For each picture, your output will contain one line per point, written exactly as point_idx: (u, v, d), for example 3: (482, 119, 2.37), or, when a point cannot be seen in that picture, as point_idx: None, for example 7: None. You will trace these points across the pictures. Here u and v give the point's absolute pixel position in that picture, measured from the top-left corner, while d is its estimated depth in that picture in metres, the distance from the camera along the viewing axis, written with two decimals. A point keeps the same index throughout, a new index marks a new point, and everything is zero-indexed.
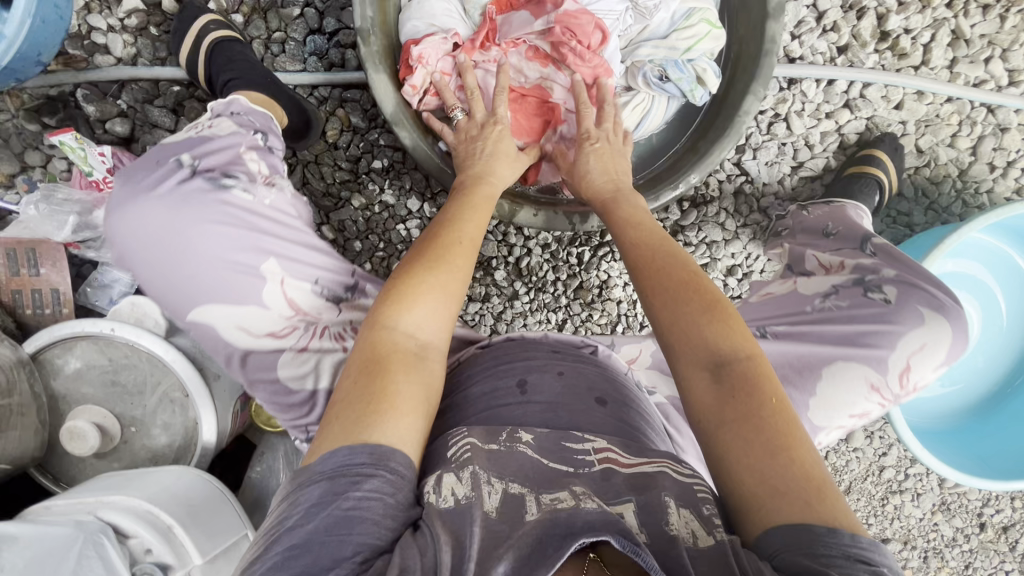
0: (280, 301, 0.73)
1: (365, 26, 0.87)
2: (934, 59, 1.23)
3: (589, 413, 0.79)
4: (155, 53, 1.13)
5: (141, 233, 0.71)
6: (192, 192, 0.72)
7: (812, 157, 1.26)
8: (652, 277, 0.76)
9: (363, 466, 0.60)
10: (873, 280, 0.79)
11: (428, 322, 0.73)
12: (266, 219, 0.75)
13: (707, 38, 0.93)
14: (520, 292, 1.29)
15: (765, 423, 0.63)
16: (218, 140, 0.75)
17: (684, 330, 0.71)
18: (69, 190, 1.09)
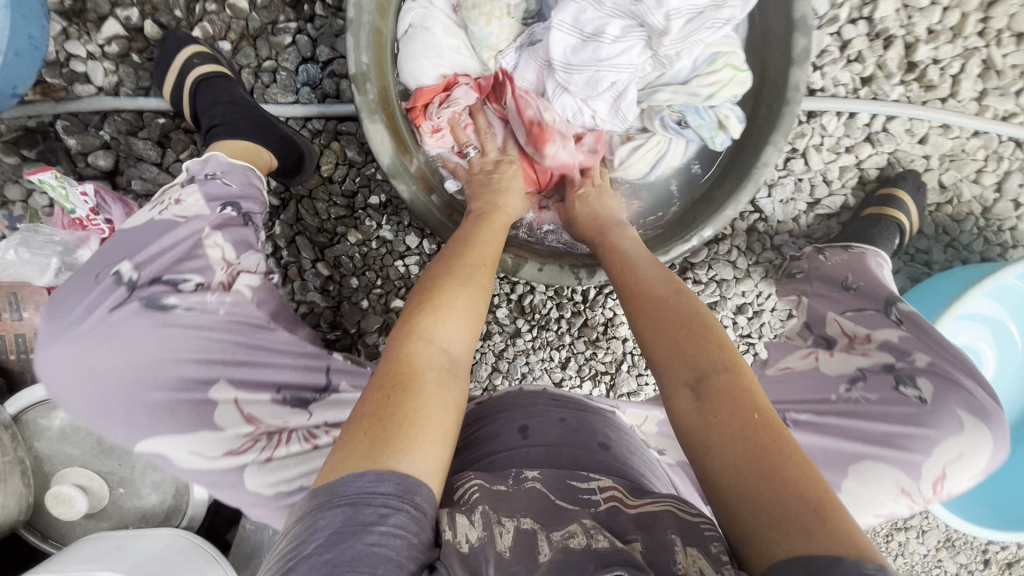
0: (237, 418, 0.69)
1: (359, 72, 0.82)
2: (962, 92, 1.17)
3: (592, 456, 0.78)
4: (138, 82, 1.07)
5: (80, 363, 0.66)
6: (130, 318, 0.67)
7: (829, 194, 1.20)
8: (646, 300, 0.78)
9: (390, 499, 0.53)
10: (905, 371, 0.75)
11: (456, 339, 0.71)
12: (223, 324, 0.71)
13: (732, 83, 0.85)
14: (522, 329, 1.25)
15: (741, 434, 0.61)
16: (171, 232, 0.71)
17: (671, 347, 0.71)
18: (51, 230, 1.04)
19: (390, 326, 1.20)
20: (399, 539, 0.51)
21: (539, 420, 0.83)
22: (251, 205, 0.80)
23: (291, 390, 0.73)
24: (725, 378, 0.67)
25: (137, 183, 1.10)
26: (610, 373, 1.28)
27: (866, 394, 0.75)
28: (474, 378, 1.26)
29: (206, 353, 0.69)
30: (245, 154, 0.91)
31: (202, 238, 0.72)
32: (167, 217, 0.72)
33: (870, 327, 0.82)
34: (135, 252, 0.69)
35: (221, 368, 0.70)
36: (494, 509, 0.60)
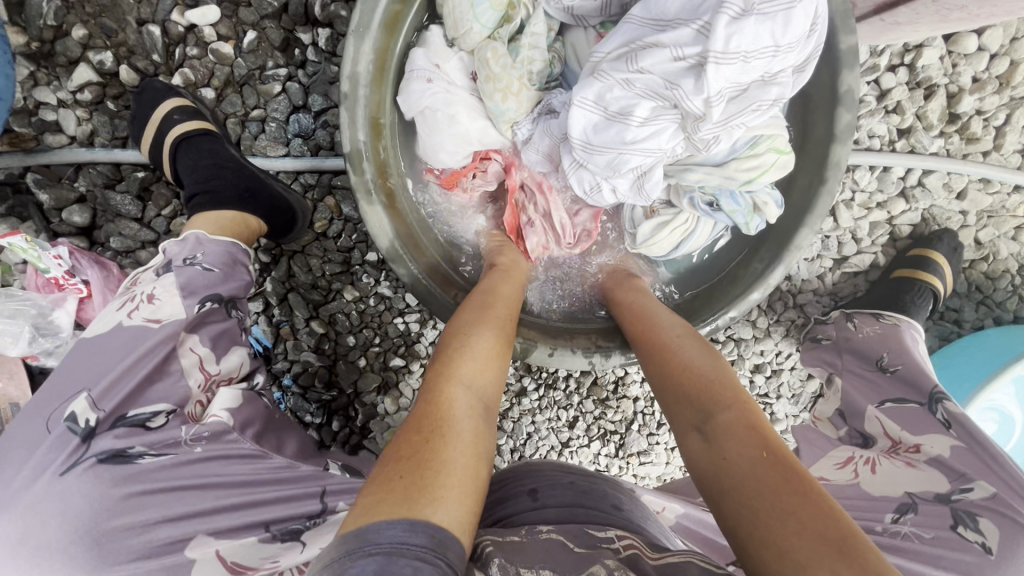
0: (221, 571, 0.66)
1: (354, 153, 0.75)
2: (1007, 144, 1.08)
3: (607, 514, 0.73)
4: (114, 132, 0.99)
5: (24, 534, 0.61)
6: (83, 478, 0.64)
7: (858, 252, 1.13)
8: (660, 345, 0.76)
9: (422, 551, 0.47)
10: (962, 507, 0.70)
11: (484, 377, 0.67)
12: (198, 465, 0.70)
13: (773, 168, 0.78)
14: (528, 388, 1.18)
15: (746, 470, 0.58)
16: (139, 349, 0.70)
17: (676, 393, 0.69)
18: (23, 293, 0.96)
19: (388, 385, 1.13)
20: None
21: (548, 481, 0.77)
22: (235, 287, 0.81)
23: (280, 525, 0.72)
24: (730, 416, 0.63)
25: (116, 240, 1.02)
26: (619, 432, 1.22)
27: (918, 531, 0.70)
28: None
29: (176, 510, 0.67)
30: (231, 225, 0.87)
31: (179, 344, 0.74)
32: (138, 321, 0.73)
33: (919, 435, 0.80)
34: (93, 385, 0.68)
35: (197, 521, 0.68)
36: (512, 560, 0.56)
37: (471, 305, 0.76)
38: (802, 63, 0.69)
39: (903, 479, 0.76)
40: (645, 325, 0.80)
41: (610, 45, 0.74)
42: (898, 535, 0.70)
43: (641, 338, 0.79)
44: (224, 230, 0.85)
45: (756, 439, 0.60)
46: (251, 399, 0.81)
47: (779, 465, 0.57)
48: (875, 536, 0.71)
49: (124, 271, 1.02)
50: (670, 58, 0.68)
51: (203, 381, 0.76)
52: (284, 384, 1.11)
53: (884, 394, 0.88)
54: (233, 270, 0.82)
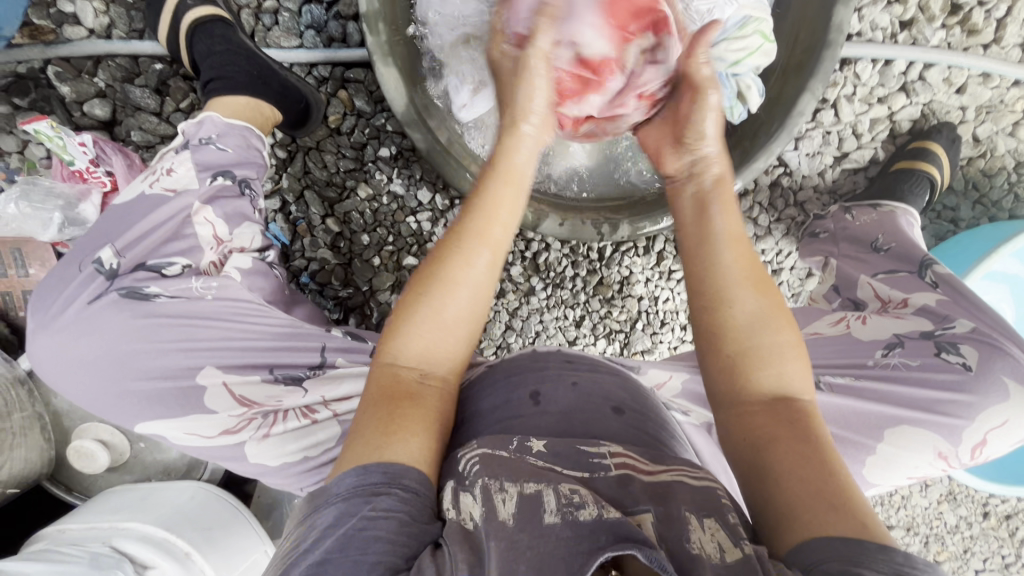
0: (229, 401, 0.69)
1: (370, 10, 0.77)
2: (1008, 37, 1.10)
3: (604, 421, 0.71)
4: (131, 24, 1.01)
5: (72, 353, 0.68)
6: (107, 308, 0.68)
7: (858, 147, 1.16)
8: (725, 290, 0.64)
9: (379, 485, 0.53)
10: (946, 338, 0.76)
11: (446, 346, 0.64)
12: (207, 309, 0.71)
13: (758, 52, 0.83)
14: (536, 288, 1.23)
15: (792, 453, 0.55)
16: (157, 212, 0.73)
17: (738, 363, 0.61)
18: (50, 182, 1.00)
19: (403, 284, 1.16)
20: (389, 520, 0.52)
21: (551, 382, 0.75)
22: (248, 168, 0.83)
23: (283, 369, 0.72)
24: (790, 403, 0.59)
25: (136, 134, 1.05)
26: (624, 331, 1.26)
27: (906, 360, 0.76)
28: (487, 335, 1.24)
29: (192, 340, 0.70)
30: (245, 109, 0.90)
31: (192, 214, 0.74)
32: (158, 190, 0.74)
33: (906, 293, 0.84)
34: (117, 236, 0.71)
35: (207, 354, 0.70)
36: (499, 475, 0.55)
37: (453, 245, 0.64)
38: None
39: (893, 324, 0.80)
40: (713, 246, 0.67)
41: None
42: (890, 367, 0.76)
43: (689, 254, 0.67)
44: (240, 114, 0.88)
45: (802, 427, 0.57)
46: (266, 272, 0.80)
47: (821, 451, 0.55)
48: (866, 369, 0.76)
49: (147, 162, 1.05)
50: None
51: (215, 245, 0.75)
52: (302, 282, 1.14)
53: (874, 267, 0.90)
54: (248, 152, 0.84)
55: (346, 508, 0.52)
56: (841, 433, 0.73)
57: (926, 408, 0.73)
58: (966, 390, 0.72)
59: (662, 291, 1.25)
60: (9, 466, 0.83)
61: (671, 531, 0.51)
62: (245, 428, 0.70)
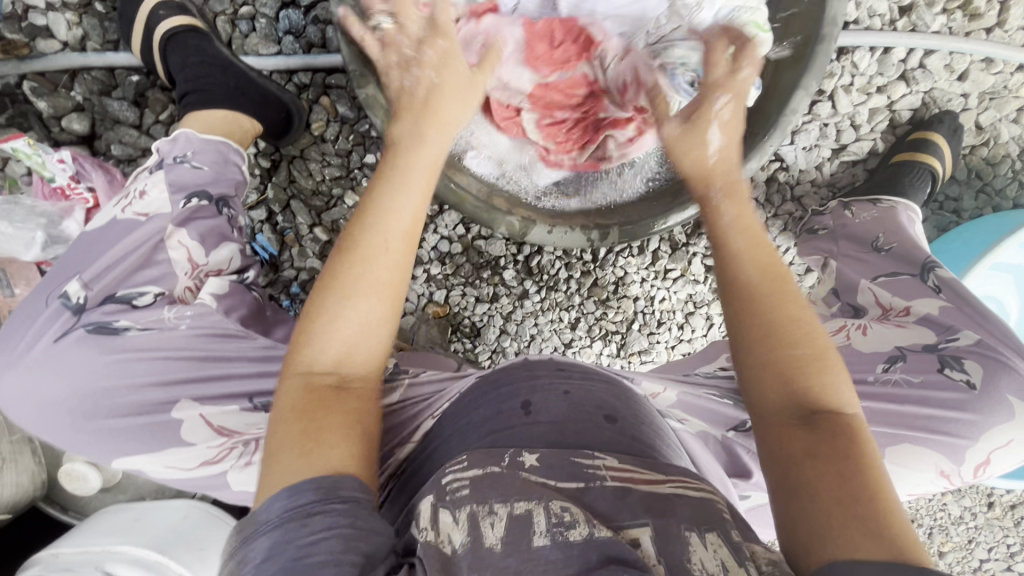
0: (208, 432, 0.69)
1: (344, 18, 0.76)
2: (1011, 20, 1.06)
3: (597, 431, 0.69)
4: (105, 35, 0.98)
5: (42, 390, 0.68)
6: (75, 345, 0.68)
7: (856, 139, 1.12)
8: (754, 291, 0.59)
9: (315, 504, 0.49)
10: (949, 352, 0.74)
11: (370, 344, 0.59)
12: (185, 339, 0.71)
13: (755, 42, 0.76)
14: (530, 291, 1.21)
15: (832, 475, 0.50)
16: (127, 240, 0.72)
17: (769, 373, 0.56)
18: (31, 201, 0.98)
19: None
20: (334, 539, 0.47)
21: (543, 391, 0.73)
22: (223, 188, 0.81)
23: (262, 398, 0.71)
24: (824, 413, 0.54)
25: (116, 148, 1.02)
26: (620, 332, 1.24)
27: (907, 376, 0.74)
28: (481, 341, 1.22)
29: (166, 376, 0.69)
30: (222, 124, 0.88)
31: (165, 238, 0.74)
32: (130, 215, 0.74)
33: (907, 299, 0.82)
34: (83, 268, 0.70)
35: (182, 387, 0.69)
36: (487, 498, 0.52)
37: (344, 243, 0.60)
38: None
39: (893, 335, 0.78)
40: (731, 248, 0.61)
41: None
42: (892, 384, 0.73)
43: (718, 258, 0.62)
44: (215, 128, 0.87)
45: (843, 443, 0.52)
46: (243, 293, 0.79)
47: (863, 473, 0.50)
48: (866, 386, 0.74)
49: (128, 177, 1.03)
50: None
51: (190, 270, 0.75)
52: (293, 292, 1.12)
53: (875, 270, 0.89)
54: (224, 169, 0.83)
55: (282, 535, 0.47)
56: None
57: (927, 426, 0.71)
58: (968, 409, 0.70)
59: (658, 291, 1.23)
60: None
61: (670, 543, 0.50)
62: (226, 457, 0.69)
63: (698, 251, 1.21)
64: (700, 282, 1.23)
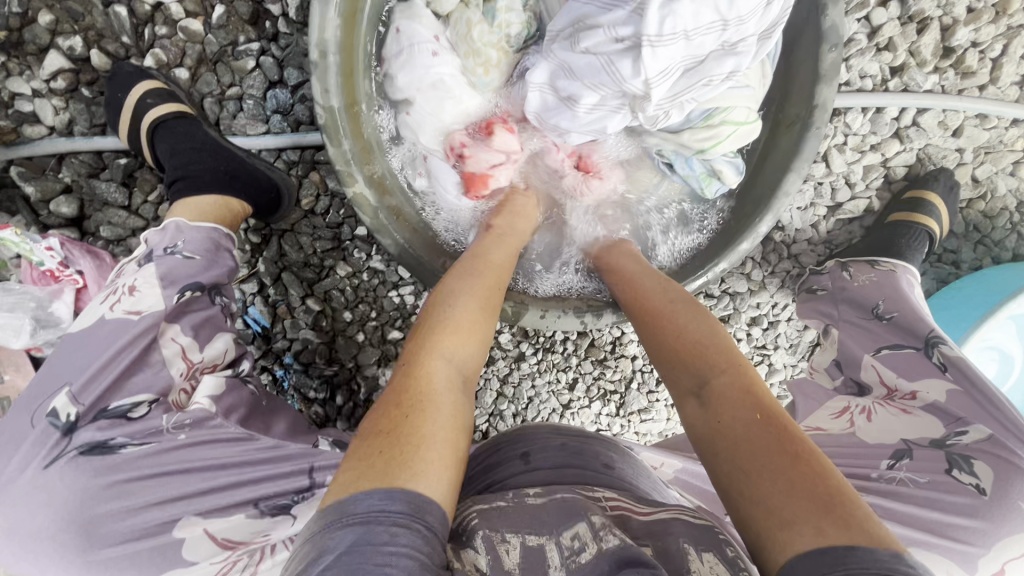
0: (212, 547, 0.66)
1: (329, 121, 0.74)
2: (1003, 77, 1.06)
3: (597, 477, 0.69)
4: (92, 119, 0.98)
5: (20, 525, 0.62)
6: (64, 471, 0.63)
7: (852, 197, 1.11)
8: (651, 312, 0.73)
9: (402, 517, 0.46)
10: (958, 450, 0.73)
11: (473, 355, 0.65)
12: (182, 451, 0.68)
13: (730, 139, 0.79)
14: (526, 353, 1.19)
15: (746, 439, 0.56)
16: (118, 344, 0.69)
17: (678, 373, 0.66)
18: (18, 286, 0.97)
19: (389, 358, 1.14)
20: (407, 559, 0.44)
21: (540, 443, 0.73)
22: (217, 274, 0.81)
23: (269, 502, 0.70)
24: (732, 384, 0.60)
25: (106, 229, 1.02)
26: (619, 392, 1.23)
27: (913, 476, 0.73)
28: (478, 404, 1.21)
29: (162, 494, 0.66)
30: (212, 210, 0.87)
31: (160, 335, 0.73)
32: (119, 314, 0.72)
33: (911, 380, 0.82)
34: (73, 380, 0.67)
35: (182, 503, 0.67)
36: (497, 527, 0.54)
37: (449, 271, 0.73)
38: (766, 30, 0.69)
39: (899, 426, 0.78)
40: (633, 289, 0.78)
41: (560, 25, 0.76)
42: (899, 482, 0.73)
43: (627, 298, 0.79)
44: (205, 217, 0.85)
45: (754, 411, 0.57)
46: (239, 386, 0.78)
47: (788, 438, 0.54)
48: (868, 483, 0.75)
49: (117, 259, 1.02)
50: (607, 39, 0.70)
51: (185, 370, 0.74)
52: (286, 362, 1.11)
53: (880, 341, 0.89)
54: (216, 256, 0.82)
55: (359, 538, 0.45)
56: None
57: None
58: (978, 516, 0.68)
59: None
60: None
61: (672, 562, 0.52)
62: (229, 572, 0.67)
63: None
64: None
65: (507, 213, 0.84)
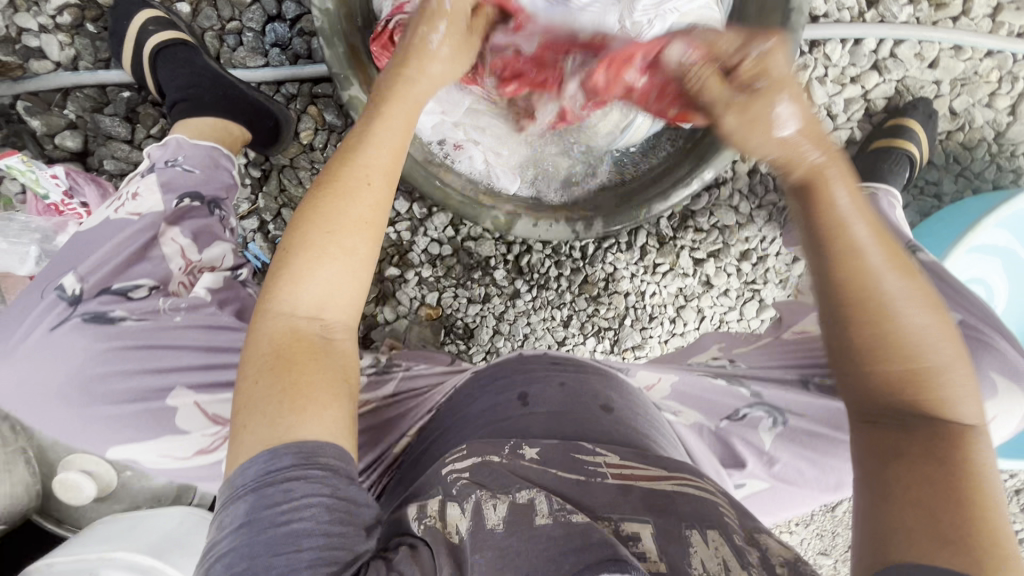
0: (202, 420, 0.68)
1: (326, 25, 0.78)
2: (975, 8, 1.10)
3: (596, 422, 0.68)
4: (96, 55, 1.01)
5: (29, 382, 0.67)
6: (70, 333, 0.67)
7: (834, 129, 1.15)
8: (880, 300, 0.50)
9: (291, 470, 0.46)
10: None
11: (345, 291, 0.55)
12: (176, 331, 0.71)
13: None
14: (521, 290, 1.22)
15: (936, 492, 0.46)
16: (122, 236, 0.73)
17: (883, 383, 0.51)
18: (26, 217, 1.00)
19: (386, 294, 1.20)
20: (317, 507, 0.46)
21: (539, 384, 0.74)
22: (215, 189, 0.83)
23: None
24: (945, 426, 0.49)
25: (109, 163, 1.05)
26: (613, 328, 1.25)
27: None
28: (475, 342, 1.23)
29: (156, 364, 0.69)
30: (211, 130, 0.90)
31: (160, 234, 0.75)
32: (123, 215, 0.75)
33: None
34: (79, 263, 0.71)
35: (177, 375, 0.69)
36: (491, 488, 0.52)
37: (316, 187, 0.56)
38: None
39: None
40: (860, 247, 0.50)
41: None
42: None
43: (816, 250, 0.52)
44: (204, 135, 0.88)
45: (953, 458, 0.48)
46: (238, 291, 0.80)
47: (966, 495, 0.46)
48: None
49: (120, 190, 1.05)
50: None
51: (184, 266, 0.76)
52: None
53: None
54: (214, 172, 0.85)
55: (259, 499, 0.46)
56: (823, 427, 0.76)
57: None
58: None
59: (648, 286, 1.23)
60: None
61: (673, 545, 0.49)
62: (220, 447, 0.69)
63: (685, 245, 1.21)
64: (690, 275, 1.23)
65: (395, 82, 0.62)
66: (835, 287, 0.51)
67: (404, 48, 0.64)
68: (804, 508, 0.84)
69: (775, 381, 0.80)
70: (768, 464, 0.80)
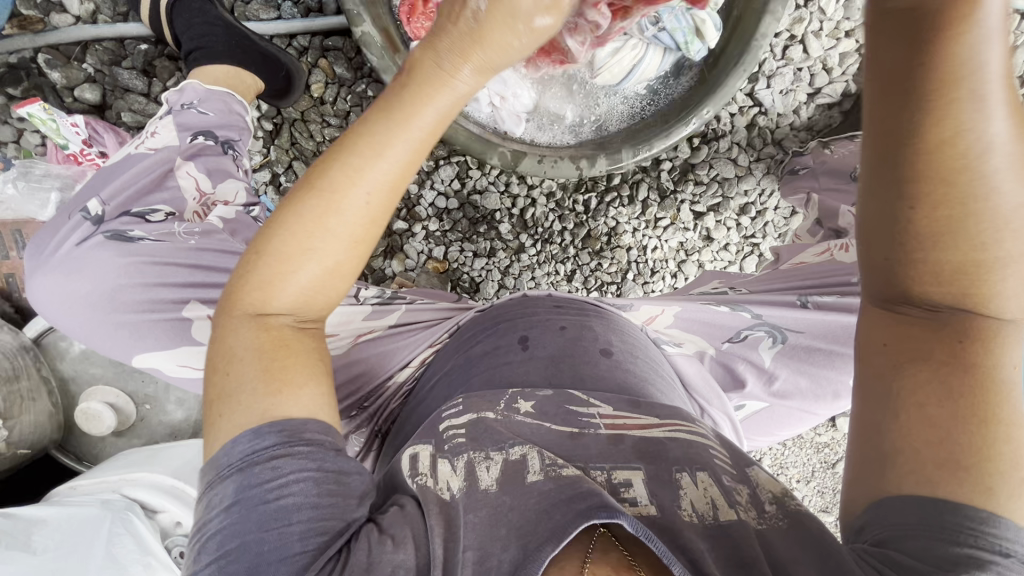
0: None
1: None
2: None
3: (594, 366, 0.67)
4: (115, 9, 1.05)
5: (58, 294, 0.71)
6: (93, 249, 0.71)
7: (830, 82, 1.18)
8: (961, 179, 0.43)
9: (274, 450, 0.45)
10: None
11: (330, 294, 0.52)
12: (190, 253, 0.73)
13: None
14: (526, 245, 1.25)
15: (949, 420, 0.45)
16: (142, 165, 0.77)
17: (922, 276, 0.46)
18: (47, 165, 1.04)
19: (394, 248, 1.23)
20: (305, 482, 0.45)
21: (539, 327, 0.73)
22: (228, 131, 0.87)
23: None
24: (976, 321, 0.46)
25: (126, 115, 1.08)
26: (615, 283, 1.27)
27: None
28: (480, 295, 1.26)
29: (174, 279, 0.72)
30: (224, 78, 0.93)
31: (174, 168, 0.79)
32: (143, 150, 0.79)
33: None
34: (103, 189, 0.75)
35: (191, 290, 0.72)
36: (483, 445, 0.52)
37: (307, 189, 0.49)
38: None
39: None
40: (973, 99, 0.41)
41: None
42: None
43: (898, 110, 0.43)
44: (218, 82, 0.91)
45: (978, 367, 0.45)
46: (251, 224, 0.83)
47: (981, 412, 0.45)
48: None
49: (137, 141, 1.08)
50: None
51: (198, 197, 0.80)
52: None
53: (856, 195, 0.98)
54: (228, 116, 0.88)
55: (241, 482, 0.45)
56: (820, 342, 0.79)
57: None
58: None
59: (649, 241, 1.25)
60: (19, 429, 0.86)
61: (663, 487, 0.49)
62: None
63: (686, 198, 1.24)
64: (690, 229, 1.26)
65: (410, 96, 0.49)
66: (913, 143, 0.43)
67: (424, 50, 0.49)
68: (805, 422, 0.88)
69: (775, 304, 0.81)
70: (768, 382, 0.83)
